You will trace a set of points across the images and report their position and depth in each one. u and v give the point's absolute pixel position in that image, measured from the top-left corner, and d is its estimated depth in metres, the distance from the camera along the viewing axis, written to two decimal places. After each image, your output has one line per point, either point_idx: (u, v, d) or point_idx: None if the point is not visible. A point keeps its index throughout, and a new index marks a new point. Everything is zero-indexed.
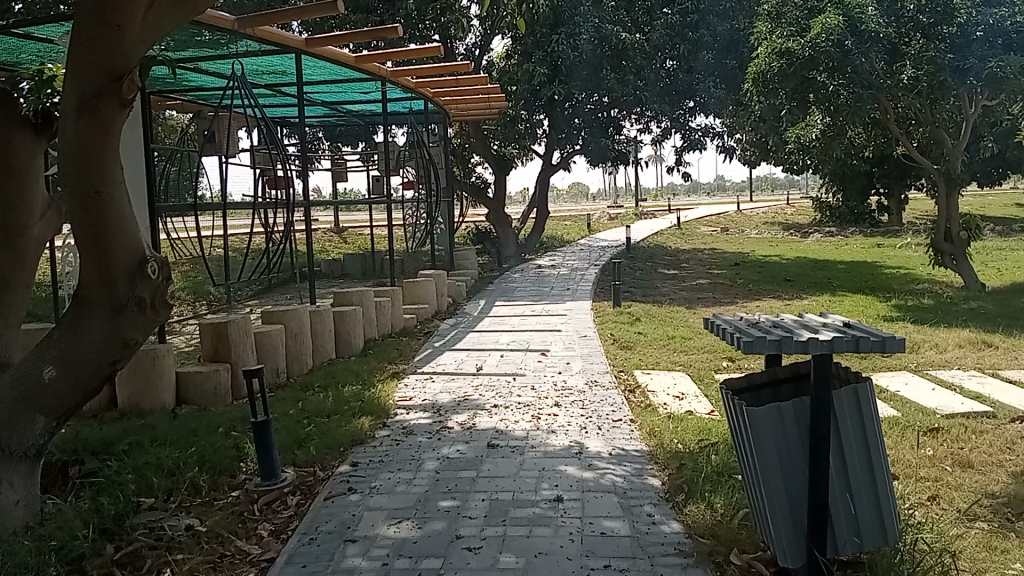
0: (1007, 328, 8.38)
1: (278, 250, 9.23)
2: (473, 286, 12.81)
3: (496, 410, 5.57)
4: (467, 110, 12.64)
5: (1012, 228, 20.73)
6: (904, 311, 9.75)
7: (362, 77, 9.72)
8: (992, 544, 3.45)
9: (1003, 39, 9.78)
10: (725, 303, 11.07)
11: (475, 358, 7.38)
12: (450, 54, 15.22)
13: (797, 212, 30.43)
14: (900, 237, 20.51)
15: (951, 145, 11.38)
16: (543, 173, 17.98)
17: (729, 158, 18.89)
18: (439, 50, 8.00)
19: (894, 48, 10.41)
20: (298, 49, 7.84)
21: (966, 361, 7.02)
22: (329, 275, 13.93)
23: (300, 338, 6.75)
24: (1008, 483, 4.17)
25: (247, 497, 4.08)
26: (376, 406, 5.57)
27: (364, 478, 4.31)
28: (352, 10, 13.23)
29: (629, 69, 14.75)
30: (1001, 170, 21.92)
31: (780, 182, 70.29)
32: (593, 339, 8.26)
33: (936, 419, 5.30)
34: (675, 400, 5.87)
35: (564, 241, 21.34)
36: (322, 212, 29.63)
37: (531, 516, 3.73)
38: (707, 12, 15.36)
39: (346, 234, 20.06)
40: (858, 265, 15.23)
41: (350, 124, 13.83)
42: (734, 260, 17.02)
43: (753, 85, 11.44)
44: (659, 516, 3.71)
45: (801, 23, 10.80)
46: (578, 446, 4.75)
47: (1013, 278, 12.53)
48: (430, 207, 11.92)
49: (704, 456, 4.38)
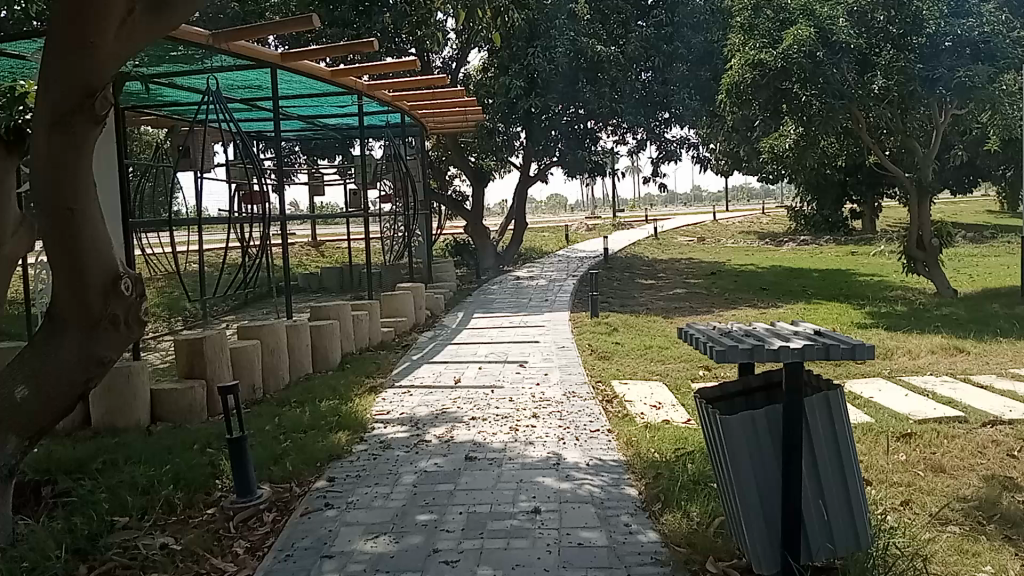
0: (978, 334, 8.50)
1: (253, 265, 9.19)
2: (452, 298, 12.83)
3: (474, 423, 5.56)
4: (443, 123, 12.65)
5: (983, 235, 21.03)
6: (877, 318, 9.86)
7: (338, 91, 9.74)
8: (963, 547, 3.50)
9: (972, 49, 9.98)
10: (702, 312, 11.15)
11: (453, 370, 7.38)
12: (427, 67, 15.31)
13: (772, 221, 30.68)
14: (873, 245, 20.75)
15: (922, 154, 11.56)
16: (520, 185, 18.05)
17: (705, 169, 19.05)
18: (416, 64, 7.98)
19: (864, 58, 10.60)
20: (274, 63, 7.83)
21: (938, 367, 7.12)
22: (306, 288, 13.87)
23: (276, 353, 6.71)
24: (979, 487, 4.23)
25: (223, 515, 4.05)
26: (353, 420, 5.55)
27: (341, 493, 4.29)
28: (328, 23, 13.27)
29: (605, 82, 14.90)
30: (971, 178, 22.26)
31: (756, 192, 70.96)
32: (571, 350, 8.29)
33: (909, 424, 5.37)
34: (652, 410, 5.91)
35: (541, 253, 21.43)
36: (300, 226, 29.63)
37: (510, 528, 3.73)
38: (681, 24, 15.68)
39: (324, 247, 19.99)
40: (832, 273, 15.39)
41: (326, 138, 13.82)
42: (710, 269, 17.15)
43: (727, 96, 11.55)
44: (636, 525, 3.73)
45: (773, 35, 10.90)
46: (556, 457, 4.76)
47: (984, 284, 12.70)
48: (407, 220, 11.93)
49: (681, 464, 4.41)
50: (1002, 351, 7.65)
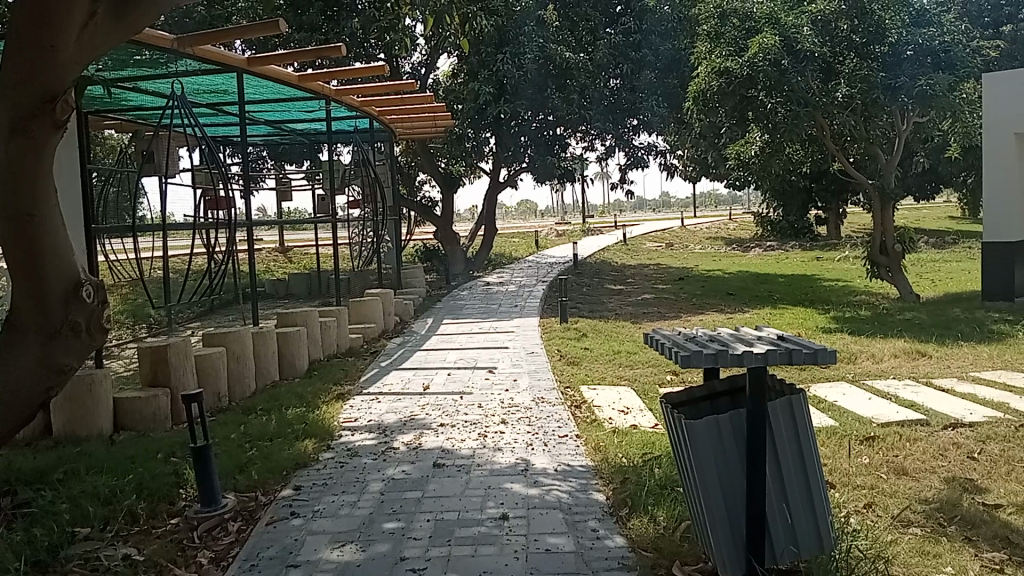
0: (940, 338, 8.63)
1: (219, 271, 9.09)
2: (421, 304, 12.79)
3: (443, 429, 5.55)
4: (412, 129, 12.62)
5: (945, 240, 21.38)
6: (841, 322, 9.99)
7: (305, 96, 9.68)
8: (925, 548, 3.55)
9: (931, 58, 10.24)
10: (670, 317, 11.22)
11: (422, 377, 7.35)
12: (395, 73, 15.28)
13: (739, 227, 31.00)
14: (839, 250, 21.02)
15: (885, 161, 11.75)
16: (490, 191, 18.06)
17: (673, 175, 19.19)
18: (384, 69, 7.94)
19: (828, 66, 10.76)
20: (241, 68, 7.76)
21: (901, 370, 7.23)
22: (273, 295, 13.76)
23: (241, 360, 6.64)
24: (940, 490, 4.30)
25: (187, 524, 4.00)
26: (320, 428, 5.51)
27: (307, 501, 4.26)
28: (296, 28, 13.22)
29: (574, 88, 15.02)
30: (934, 184, 22.65)
31: (724, 198, 71.67)
32: (540, 356, 8.30)
33: (872, 427, 5.44)
34: (620, 414, 5.93)
35: (511, 258, 21.45)
36: (268, 232, 29.40)
37: (477, 534, 3.73)
38: (650, 31, 15.76)
39: (291, 253, 19.84)
40: (797, 278, 15.57)
41: (294, 143, 13.73)
42: (679, 275, 17.28)
43: (694, 104, 11.63)
44: (603, 531, 3.74)
45: (739, 43, 11.02)
46: (524, 463, 4.76)
47: (946, 288, 12.93)
48: (376, 225, 11.88)
49: (648, 469, 4.44)
50: (963, 355, 7.78)
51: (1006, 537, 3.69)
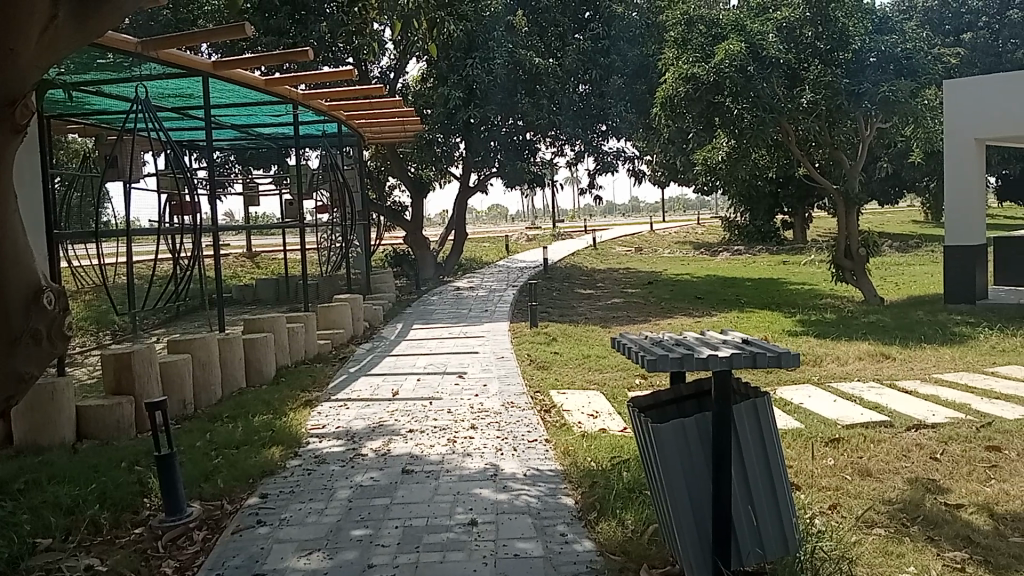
0: (904, 341, 8.76)
1: (185, 276, 8.99)
2: (391, 309, 12.74)
3: (411, 435, 5.52)
4: (381, 133, 12.57)
5: (909, 244, 21.73)
6: (807, 325, 10.11)
7: (272, 100, 9.61)
8: (889, 548, 3.60)
9: (894, 65, 10.38)
10: (639, 321, 11.28)
11: (391, 383, 7.31)
12: (364, 77, 15.23)
13: (707, 231, 31.24)
14: (805, 254, 21.28)
15: (849, 166, 11.92)
16: (459, 195, 18.05)
17: (642, 180, 19.32)
18: (352, 73, 7.90)
19: (793, 73, 10.91)
20: (206, 72, 7.68)
21: (865, 372, 7.33)
22: (241, 300, 13.63)
23: (207, 367, 6.56)
24: (903, 490, 4.36)
25: (151, 534, 3.94)
26: (287, 435, 5.46)
27: (274, 509, 4.22)
28: (263, 32, 13.14)
29: (544, 93, 15.14)
30: (898, 189, 23.02)
31: (692, 203, 72.22)
32: (510, 360, 8.30)
33: (837, 429, 5.51)
34: (589, 418, 5.95)
35: (482, 263, 21.45)
36: (235, 237, 29.15)
37: (446, 541, 3.71)
38: (618, 37, 15.95)
39: (259, 258, 19.67)
40: (764, 282, 15.75)
41: (261, 147, 13.62)
42: (648, 279, 17.38)
43: (661, 109, 11.68)
44: (572, 535, 3.74)
45: (706, 49, 11.12)
46: (493, 468, 4.76)
47: (910, 291, 13.14)
48: (345, 230, 11.81)
49: (616, 473, 4.45)
50: (925, 357, 7.91)
51: (967, 536, 3.75)
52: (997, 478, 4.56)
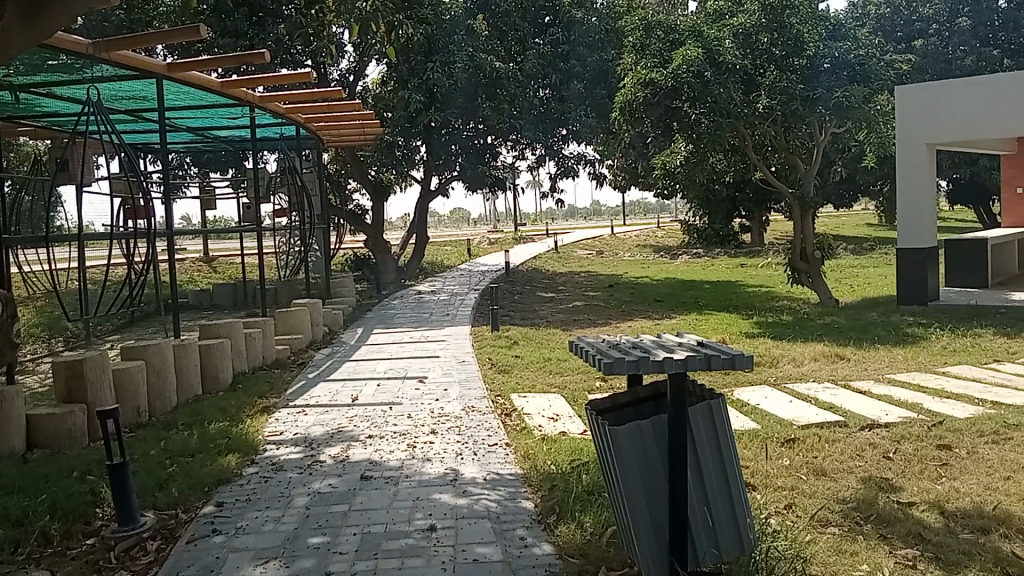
0: (858, 341, 8.94)
1: (140, 281, 8.82)
2: (351, 314, 12.66)
3: (371, 441, 5.49)
4: (340, 136, 12.49)
5: (863, 247, 22.13)
6: (764, 327, 10.24)
7: (229, 103, 9.50)
8: (842, 547, 3.66)
9: (848, 71, 10.66)
10: (600, 324, 11.35)
11: (350, 388, 7.25)
12: (323, 80, 15.15)
13: (666, 235, 31.53)
14: (762, 256, 21.58)
15: (804, 170, 12.11)
16: (420, 199, 18.00)
17: (602, 184, 19.42)
18: (311, 76, 7.83)
19: (750, 78, 11.05)
20: (160, 74, 7.56)
21: (819, 373, 7.46)
22: (197, 306, 13.44)
23: (162, 374, 6.46)
24: (857, 489, 4.44)
25: (103, 545, 3.86)
26: (244, 442, 5.38)
27: (230, 518, 4.16)
28: (219, 34, 12.99)
29: (504, 97, 15.03)
30: (852, 193, 23.46)
31: (652, 206, 72.88)
32: (471, 364, 8.29)
33: (792, 429, 5.60)
34: (550, 422, 5.97)
35: (443, 267, 21.42)
36: (193, 241, 28.75)
37: (404, 547, 3.69)
38: (578, 43, 15.99)
39: (216, 263, 19.40)
40: (722, 284, 15.93)
41: (218, 150, 13.45)
42: (608, 282, 17.49)
43: (620, 114, 11.66)
44: (531, 538, 3.75)
45: (664, 55, 11.21)
46: (453, 473, 4.74)
47: (864, 293, 13.40)
48: (303, 234, 11.71)
49: (576, 475, 4.48)
50: (878, 358, 8.08)
51: (918, 533, 3.83)
52: (948, 476, 4.65)
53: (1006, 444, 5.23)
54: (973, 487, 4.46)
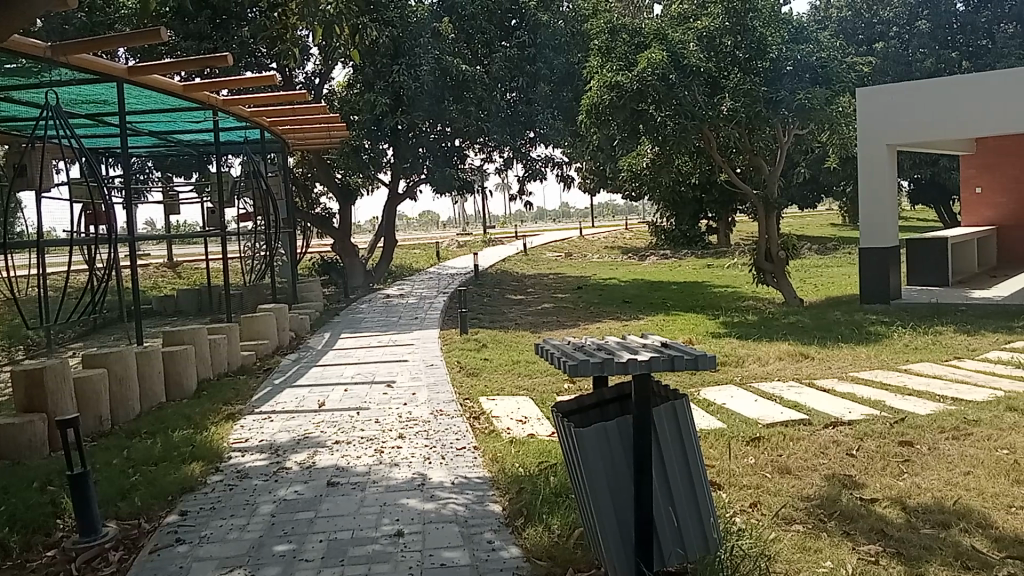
0: (822, 340, 9.06)
1: (101, 288, 8.69)
2: (319, 318, 12.57)
3: (338, 446, 5.45)
4: (306, 140, 12.39)
5: (828, 246, 22.42)
6: (730, 327, 10.33)
7: (192, 106, 9.39)
8: (806, 544, 3.71)
9: (810, 74, 10.82)
10: (568, 326, 11.38)
11: (316, 394, 7.19)
12: (288, 83, 15.05)
13: (634, 236, 31.70)
14: (728, 257, 21.79)
15: (768, 171, 12.25)
16: (388, 203, 17.94)
17: (570, 186, 19.47)
18: (275, 79, 7.76)
19: (714, 81, 11.16)
20: (121, 77, 7.45)
21: (785, 372, 7.54)
22: (161, 312, 13.25)
23: (124, 382, 6.37)
24: (821, 486, 4.50)
25: (64, 556, 3.79)
26: (208, 450, 5.32)
27: (194, 527, 4.11)
28: (182, 37, 12.85)
29: (470, 100, 15.03)
30: (815, 194, 23.77)
31: (620, 208, 73.19)
32: (440, 368, 8.27)
33: (757, 428, 5.65)
34: (518, 424, 5.97)
35: (412, 270, 21.36)
36: (158, 245, 28.39)
37: (371, 553, 3.68)
38: (544, 46, 16.03)
39: (180, 269, 19.16)
40: (689, 285, 16.06)
41: (182, 155, 13.29)
42: (577, 284, 17.56)
43: (586, 117, 11.70)
44: (499, 542, 3.75)
45: (629, 58, 11.28)
46: (421, 477, 4.73)
47: (828, 292, 13.58)
48: (269, 238, 11.60)
49: (543, 478, 4.49)
50: (842, 356, 8.18)
51: (881, 529, 3.89)
52: (910, 472, 4.73)
53: (966, 440, 5.32)
54: (934, 482, 4.54)
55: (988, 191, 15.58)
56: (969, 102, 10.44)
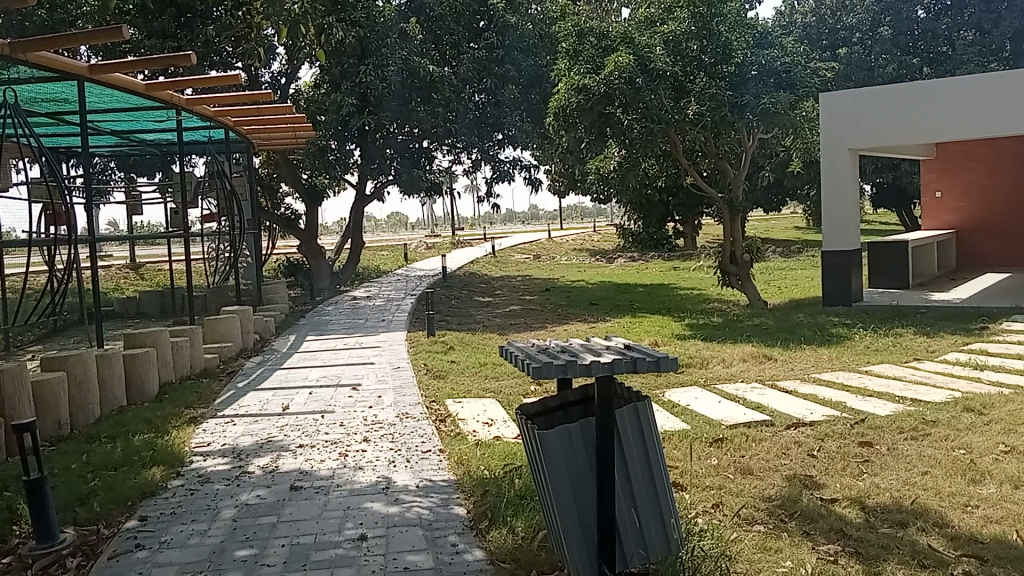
0: (785, 342, 9.17)
1: (61, 289, 8.54)
2: (284, 321, 12.46)
3: (301, 450, 5.41)
4: (272, 140, 12.27)
5: (792, 249, 22.71)
6: (695, 329, 10.41)
7: (154, 105, 9.27)
8: (766, 544, 3.75)
9: (775, 78, 10.91)
10: (536, 328, 11.39)
11: (281, 397, 7.13)
12: (253, 83, 14.93)
13: (602, 238, 31.87)
14: (695, 259, 21.98)
15: (733, 175, 12.38)
16: (355, 204, 17.85)
17: (539, 188, 19.48)
18: (239, 78, 7.67)
19: (680, 85, 11.25)
20: (82, 76, 7.34)
21: (748, 374, 7.62)
22: (123, 314, 13.05)
23: (84, 386, 6.27)
24: (782, 487, 4.55)
25: (19, 563, 3.72)
26: (169, 454, 5.26)
27: (154, 532, 4.05)
28: (145, 34, 12.70)
29: (438, 101, 14.92)
30: (780, 197, 24.06)
31: (589, 211, 73.50)
32: (406, 370, 8.23)
33: (721, 430, 5.70)
34: (484, 427, 5.97)
35: (379, 271, 21.27)
36: (121, 247, 28.00)
37: (334, 557, 3.66)
38: (512, 48, 16.03)
39: (143, 270, 18.89)
40: (655, 287, 16.16)
41: (144, 154, 13.11)
42: (544, 286, 17.59)
43: (554, 119, 11.74)
44: (463, 545, 3.75)
45: (596, 61, 11.33)
46: (385, 481, 4.71)
47: (791, 295, 13.76)
48: (233, 240, 11.48)
49: (508, 480, 4.50)
50: (805, 358, 8.28)
51: (840, 529, 3.95)
52: (869, 472, 4.80)
53: (925, 440, 5.42)
54: (893, 483, 4.61)
55: (949, 195, 15.90)
56: (929, 108, 10.61)
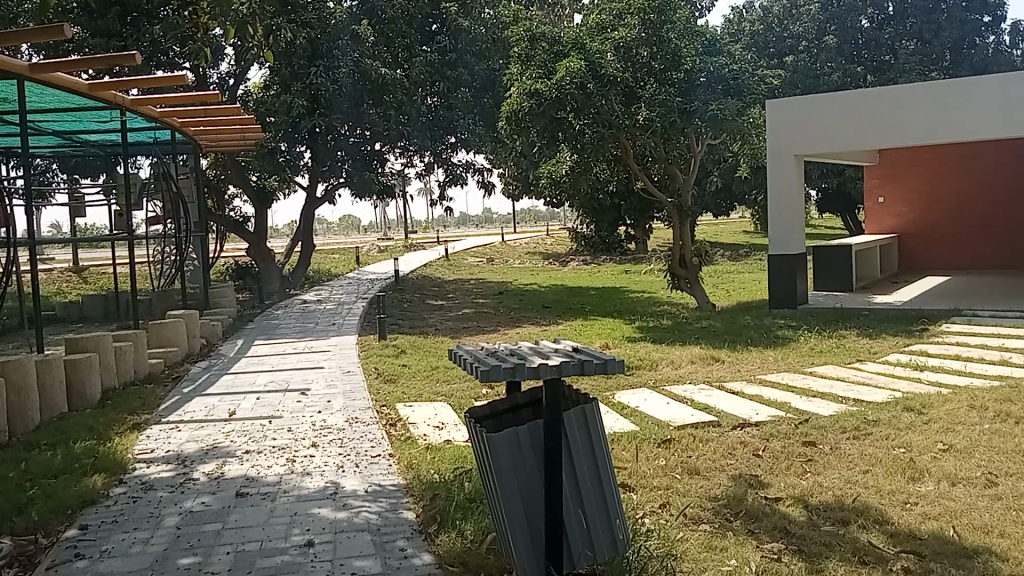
0: (732, 344, 9.32)
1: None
2: (232, 325, 12.28)
3: (248, 456, 5.35)
4: (220, 141, 12.10)
5: (740, 253, 23.07)
6: (645, 332, 10.53)
7: (97, 106, 9.07)
8: (711, 543, 3.82)
9: (723, 85, 11.04)
10: (488, 331, 11.41)
11: (227, 402, 7.02)
12: (201, 83, 14.70)
13: (555, 242, 32.02)
14: (646, 262, 22.20)
15: (682, 180, 12.55)
16: (305, 207, 17.67)
17: (491, 192, 19.50)
18: (185, 79, 7.55)
19: (630, 91, 11.36)
20: (22, 75, 7.16)
21: (696, 375, 7.74)
22: (64, 318, 12.72)
23: (23, 393, 6.10)
24: (727, 486, 4.63)
25: None
26: (111, 462, 5.15)
27: (95, 541, 3.97)
28: (89, 33, 12.43)
29: (390, 103, 14.76)
30: (729, 202, 24.44)
31: (541, 214, 73.81)
32: (356, 374, 8.18)
33: (669, 431, 5.78)
34: (435, 430, 5.96)
35: (330, 275, 21.08)
36: (64, 251, 27.28)
37: (280, 564, 3.62)
38: (465, 51, 16.05)
39: (86, 274, 18.44)
40: (607, 291, 16.29)
41: (87, 155, 12.82)
42: (496, 289, 17.61)
43: (506, 124, 11.78)
44: (411, 549, 3.74)
45: (547, 65, 11.40)
46: (333, 486, 4.68)
47: (739, 298, 13.99)
48: (180, 243, 11.29)
49: (457, 484, 4.50)
50: (751, 360, 8.43)
51: (783, 527, 4.02)
52: (812, 471, 4.91)
53: (866, 439, 5.55)
54: (835, 481, 4.72)
55: (891, 201, 16.30)
56: (872, 115, 10.87)
